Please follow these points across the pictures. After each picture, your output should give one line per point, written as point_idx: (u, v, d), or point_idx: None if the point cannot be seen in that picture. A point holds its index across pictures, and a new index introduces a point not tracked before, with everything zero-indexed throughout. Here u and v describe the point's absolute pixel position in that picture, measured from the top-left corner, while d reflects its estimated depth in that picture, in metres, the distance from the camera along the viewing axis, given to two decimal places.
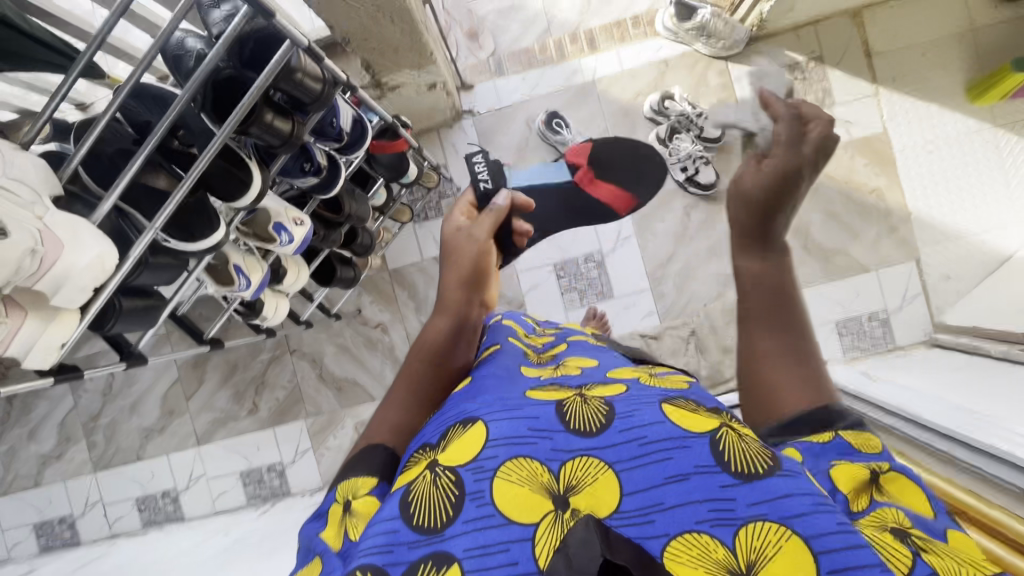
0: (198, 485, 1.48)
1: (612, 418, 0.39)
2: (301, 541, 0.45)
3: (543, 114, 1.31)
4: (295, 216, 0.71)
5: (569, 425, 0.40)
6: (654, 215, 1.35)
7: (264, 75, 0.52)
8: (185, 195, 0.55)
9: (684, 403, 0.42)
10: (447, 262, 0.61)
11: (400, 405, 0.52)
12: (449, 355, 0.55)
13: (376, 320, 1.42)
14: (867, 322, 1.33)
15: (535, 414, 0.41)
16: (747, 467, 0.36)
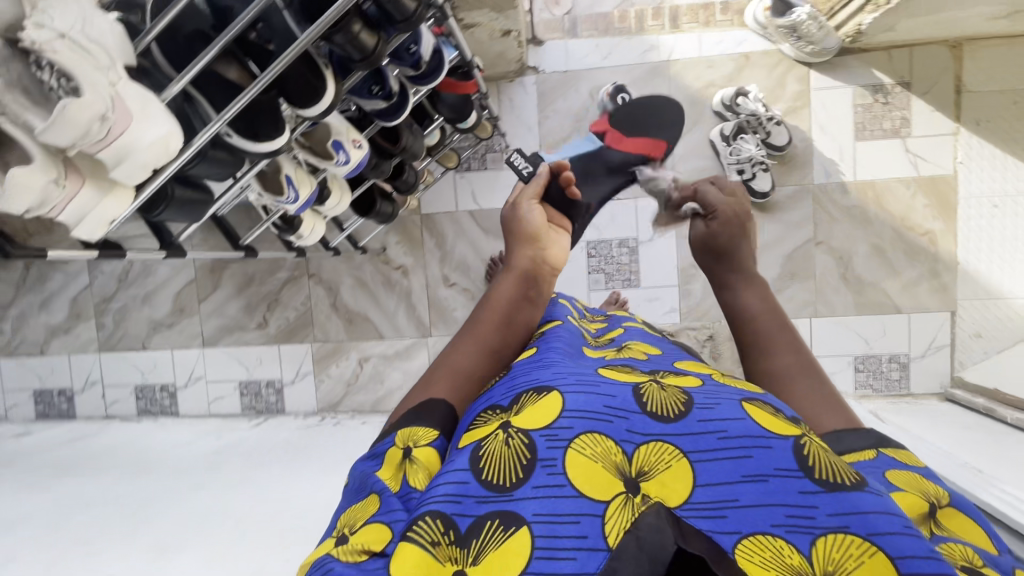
0: (197, 385, 1.51)
1: (691, 408, 0.41)
2: (354, 476, 0.48)
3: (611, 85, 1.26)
4: (355, 138, 0.70)
5: (646, 408, 0.41)
6: None
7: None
8: (261, 90, 0.53)
9: (765, 405, 0.42)
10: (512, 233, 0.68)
11: (462, 350, 0.56)
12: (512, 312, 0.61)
13: (399, 262, 1.41)
14: (886, 363, 1.31)
15: (612, 393, 0.43)
16: (833, 477, 0.36)
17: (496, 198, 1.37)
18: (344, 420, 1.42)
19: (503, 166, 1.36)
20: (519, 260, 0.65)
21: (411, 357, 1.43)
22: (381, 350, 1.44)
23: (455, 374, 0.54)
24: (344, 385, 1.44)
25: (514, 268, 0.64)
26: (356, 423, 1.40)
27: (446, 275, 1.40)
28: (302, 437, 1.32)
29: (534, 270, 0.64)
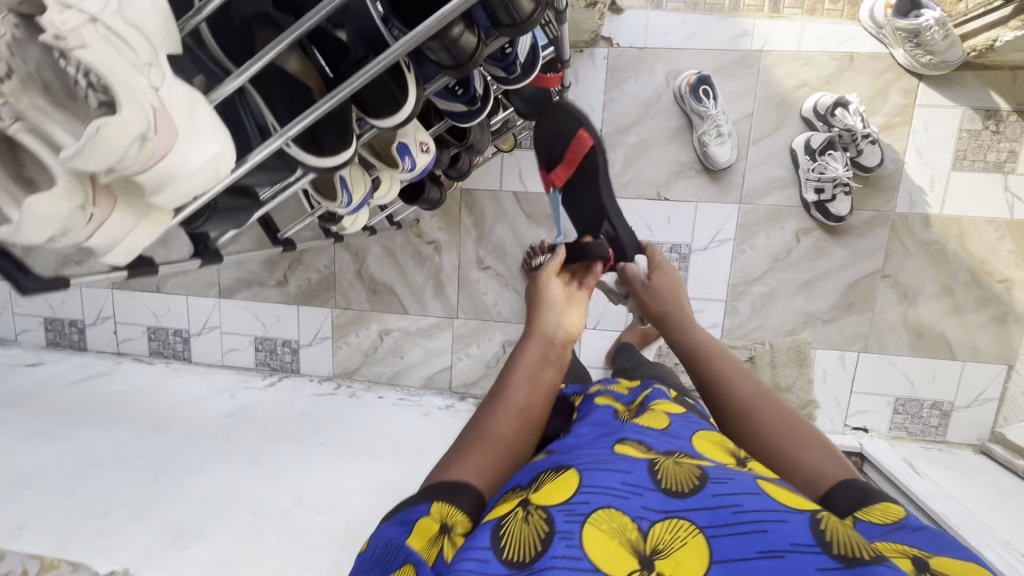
0: (211, 335, 1.46)
1: (704, 484, 0.43)
2: (377, 545, 0.43)
3: (694, 74, 1.12)
4: (422, 141, 0.60)
5: (660, 486, 0.43)
6: (761, 226, 1.22)
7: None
8: (335, 101, 0.43)
9: (777, 483, 0.44)
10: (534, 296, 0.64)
11: (491, 421, 0.50)
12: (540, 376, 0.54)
13: (432, 236, 1.32)
14: (927, 409, 1.26)
15: (627, 470, 0.44)
16: (847, 549, 0.35)
17: None
18: (360, 391, 1.39)
19: None
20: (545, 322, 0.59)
21: (433, 336, 1.38)
22: (404, 325, 1.38)
23: (483, 445, 0.49)
24: (362, 355, 1.40)
25: (538, 321, 0.58)
26: (373, 396, 1.37)
27: (481, 257, 1.32)
28: (318, 407, 1.30)
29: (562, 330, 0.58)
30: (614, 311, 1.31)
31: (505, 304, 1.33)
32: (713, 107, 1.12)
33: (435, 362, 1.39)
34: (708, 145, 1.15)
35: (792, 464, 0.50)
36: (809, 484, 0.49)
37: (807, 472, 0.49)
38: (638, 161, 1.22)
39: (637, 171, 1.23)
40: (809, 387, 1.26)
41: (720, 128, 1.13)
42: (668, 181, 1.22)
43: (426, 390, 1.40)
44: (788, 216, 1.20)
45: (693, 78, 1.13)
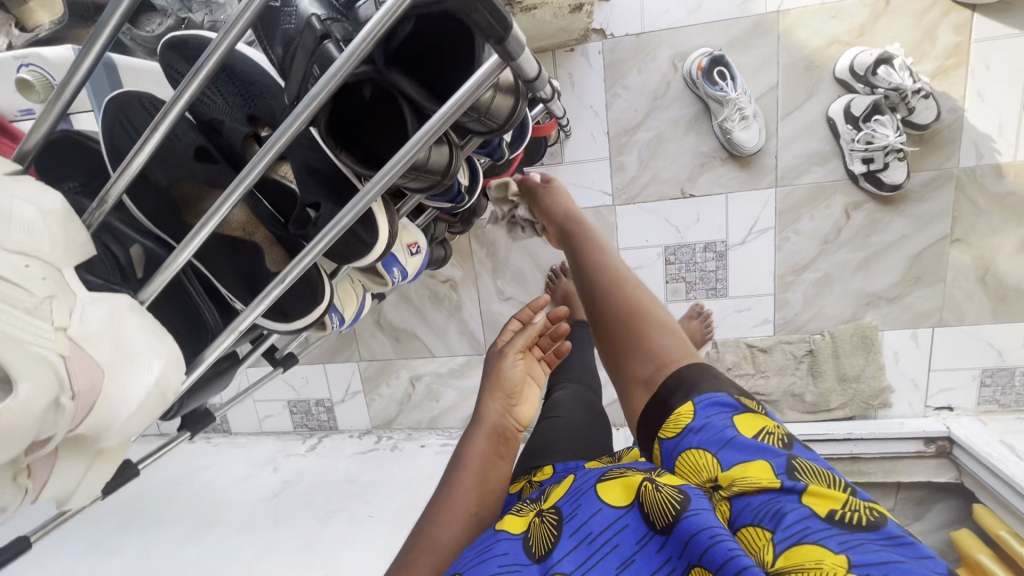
0: (245, 405, 1.44)
1: (562, 528, 0.45)
2: None
3: (708, 56, 0.99)
4: (411, 243, 0.52)
5: (534, 556, 0.44)
6: (804, 208, 1.09)
7: (441, 113, 0.29)
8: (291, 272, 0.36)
9: (613, 475, 0.49)
10: (494, 389, 0.69)
11: (441, 522, 0.58)
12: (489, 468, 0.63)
13: (446, 275, 1.25)
14: (1020, 377, 1.12)
15: (504, 550, 0.44)
16: (665, 514, 0.41)
17: None
18: (401, 441, 1.35)
19: (563, 159, 1.13)
20: (489, 414, 0.67)
21: (466, 376, 1.31)
22: (433, 368, 1.32)
23: (432, 549, 0.56)
24: (397, 405, 1.35)
25: (484, 422, 0.66)
26: (415, 446, 1.33)
27: (500, 288, 1.23)
28: (360, 469, 1.26)
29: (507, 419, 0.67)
30: None
31: None
32: (733, 92, 0.98)
33: (471, 401, 1.32)
34: (733, 133, 1.02)
35: (640, 346, 0.56)
36: (656, 362, 0.54)
37: (654, 354, 0.55)
38: (655, 159, 1.10)
39: (656, 171, 1.11)
40: (880, 373, 1.14)
41: (744, 112, 1.00)
42: (691, 176, 1.10)
43: None
44: (833, 191, 1.07)
45: (708, 61, 0.99)
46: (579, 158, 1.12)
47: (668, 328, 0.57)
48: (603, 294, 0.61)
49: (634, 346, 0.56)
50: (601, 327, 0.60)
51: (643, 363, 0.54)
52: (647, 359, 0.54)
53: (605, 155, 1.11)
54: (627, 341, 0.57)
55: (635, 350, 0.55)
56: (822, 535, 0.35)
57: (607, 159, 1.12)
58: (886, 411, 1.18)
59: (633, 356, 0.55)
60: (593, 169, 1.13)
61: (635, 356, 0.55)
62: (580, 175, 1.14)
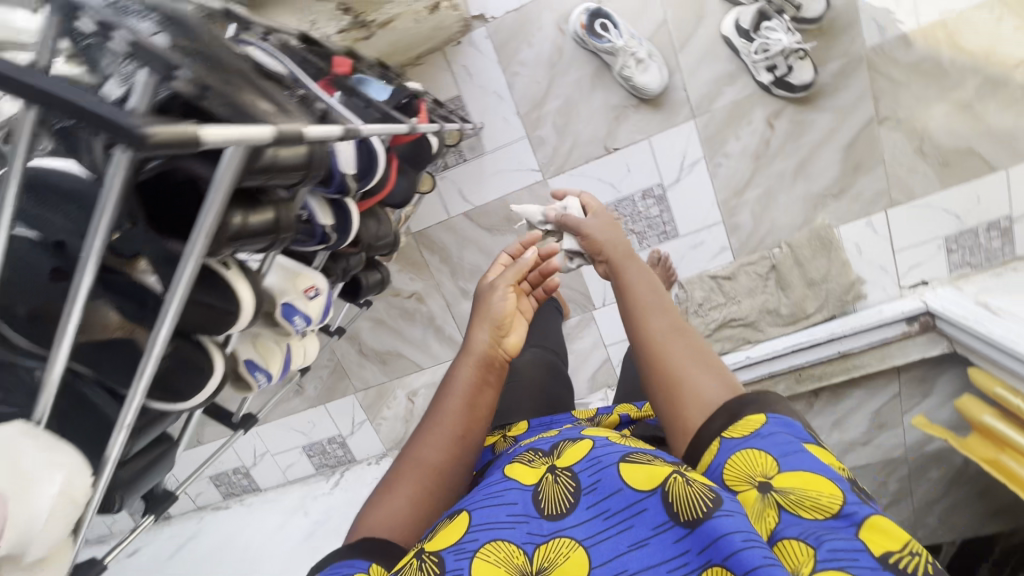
0: (265, 461, 1.50)
1: (579, 496, 0.45)
2: None
3: (584, 11, 0.99)
4: (307, 287, 0.55)
5: (543, 511, 0.46)
6: (728, 130, 1.08)
7: (211, 191, 0.30)
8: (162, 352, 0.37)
9: (640, 456, 0.46)
10: (482, 322, 0.70)
11: (427, 444, 0.61)
12: (478, 399, 0.65)
13: (409, 290, 1.27)
14: (985, 234, 1.11)
15: (514, 499, 0.47)
16: (689, 511, 0.40)
17: (488, 191, 1.16)
18: None
19: (484, 150, 1.13)
20: (475, 343, 0.68)
21: None
22: (425, 380, 1.35)
23: (418, 467, 0.59)
24: (403, 423, 1.39)
25: (473, 350, 0.68)
26: None
27: (464, 288, 1.25)
28: None
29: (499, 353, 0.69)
30: None
31: None
32: (618, 38, 0.98)
33: None
34: (635, 74, 1.01)
35: (685, 371, 0.51)
36: (703, 396, 0.49)
37: (703, 386, 0.50)
38: (570, 125, 1.10)
39: (574, 135, 1.11)
40: (847, 269, 1.14)
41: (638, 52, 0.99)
42: (610, 131, 1.10)
43: None
44: (751, 106, 1.06)
45: (587, 15, 0.99)
46: (498, 145, 1.13)
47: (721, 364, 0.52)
48: (655, 316, 0.57)
49: (685, 376, 0.51)
50: (650, 348, 0.55)
51: (691, 392, 0.50)
52: (698, 390, 0.49)
53: (522, 134, 1.11)
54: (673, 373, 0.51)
55: (683, 380, 0.51)
56: (864, 569, 0.36)
57: (525, 138, 1.12)
58: (864, 303, 1.18)
59: (679, 386, 0.50)
60: (515, 151, 1.13)
61: (689, 388, 0.50)
62: (505, 161, 1.14)
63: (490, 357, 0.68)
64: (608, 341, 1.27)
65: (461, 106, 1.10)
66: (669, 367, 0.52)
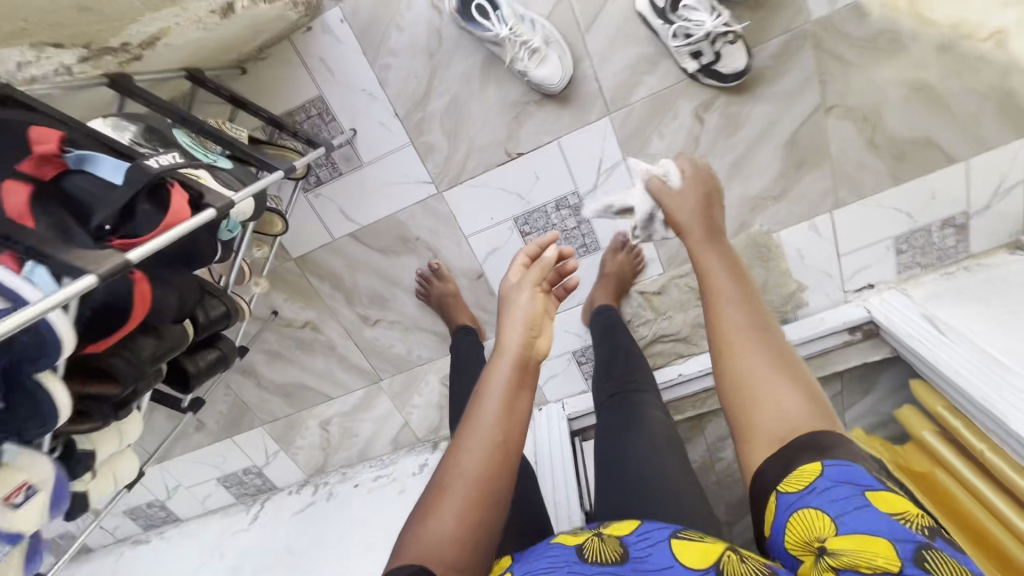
0: (180, 493, 1.39)
1: (626, 561, 0.45)
2: None
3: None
4: (9, 498, 0.44)
5: (588, 560, 0.45)
6: (649, 128, 0.90)
7: None
8: None
9: (689, 535, 0.47)
10: (515, 318, 0.64)
11: (466, 452, 0.56)
12: (515, 402, 0.59)
13: (302, 319, 1.11)
14: (937, 233, 0.99)
15: (561, 552, 0.46)
16: None
17: (375, 208, 0.98)
18: (336, 486, 1.29)
19: (362, 161, 0.93)
20: (508, 339, 0.63)
21: (372, 406, 1.22)
22: (337, 409, 1.23)
23: (456, 478, 0.55)
24: (319, 452, 1.29)
25: (507, 344, 0.63)
26: (349, 488, 1.27)
27: (364, 314, 1.10)
28: (299, 534, 1.22)
29: (534, 346, 0.63)
30: None
31: (419, 347, 1.14)
32: (503, 24, 0.78)
33: (389, 426, 1.25)
34: (532, 65, 0.81)
35: (762, 381, 0.53)
36: (780, 414, 0.50)
37: (780, 405, 0.51)
38: (462, 128, 0.90)
39: (469, 140, 0.91)
40: (786, 277, 1.02)
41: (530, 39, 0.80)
42: (510, 134, 0.91)
43: (398, 452, 1.29)
44: (675, 98, 0.87)
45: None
46: (378, 154, 0.93)
47: (803, 382, 0.53)
48: (745, 317, 0.58)
49: (764, 389, 0.52)
50: (733, 350, 0.57)
51: (774, 407, 0.51)
52: (779, 405, 0.51)
53: (406, 141, 0.91)
54: (747, 385, 0.54)
55: (764, 392, 0.52)
56: None
57: (410, 145, 0.92)
58: (804, 311, 1.07)
59: (757, 395, 0.53)
60: (400, 161, 0.93)
61: (778, 399, 0.51)
62: (389, 173, 0.94)
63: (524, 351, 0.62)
64: None
65: (325, 110, 0.89)
66: (754, 374, 0.54)
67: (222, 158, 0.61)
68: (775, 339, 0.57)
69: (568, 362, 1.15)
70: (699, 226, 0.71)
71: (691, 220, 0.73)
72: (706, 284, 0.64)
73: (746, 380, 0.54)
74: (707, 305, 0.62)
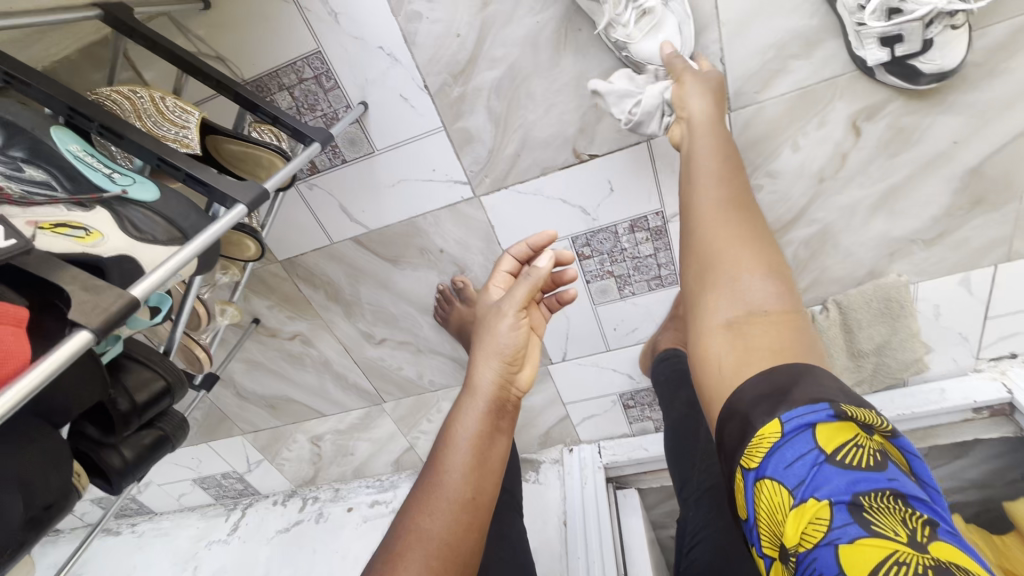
0: (152, 489, 1.24)
1: None
2: None
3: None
4: None
5: None
6: (779, 135, 0.63)
7: None
8: None
9: None
10: (486, 351, 0.57)
11: (427, 513, 0.49)
12: (489, 445, 0.53)
13: (290, 330, 0.89)
14: None
15: None
16: None
17: (388, 209, 0.73)
18: (327, 505, 1.13)
19: (374, 148, 0.68)
20: (480, 380, 0.56)
21: (371, 427, 1.03)
22: (330, 426, 1.04)
23: (415, 537, 0.48)
24: (309, 467, 1.11)
25: (478, 389, 0.55)
26: (341, 511, 1.11)
27: (366, 331, 0.88)
28: (281, 559, 1.07)
29: (510, 393, 0.57)
30: (580, 335, 0.85)
31: (432, 373, 0.92)
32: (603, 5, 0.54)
33: (390, 449, 1.07)
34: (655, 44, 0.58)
35: (734, 272, 0.46)
36: (740, 306, 0.45)
37: (746, 293, 0.45)
38: (515, 112, 0.64)
39: (523, 131, 0.65)
40: (910, 339, 0.79)
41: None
42: (582, 127, 0.64)
43: (399, 474, 1.11)
44: (832, 97, 0.60)
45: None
46: (396, 140, 0.67)
47: (775, 267, 0.46)
48: (719, 205, 0.50)
49: (738, 281, 0.46)
50: (703, 244, 0.49)
51: (747, 301, 0.44)
52: (749, 298, 0.44)
53: (437, 125, 0.65)
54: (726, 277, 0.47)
55: (730, 287, 0.46)
56: None
57: (442, 131, 0.66)
58: (919, 377, 0.85)
59: (720, 284, 0.47)
60: (425, 151, 0.68)
61: (750, 289, 0.45)
62: (409, 166, 0.69)
63: (499, 397, 0.55)
64: (566, 399, 0.95)
65: (325, 72, 0.62)
66: (730, 267, 0.47)
67: (140, 181, 0.37)
68: (757, 221, 0.50)
69: (612, 404, 0.94)
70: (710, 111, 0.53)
71: (699, 108, 0.53)
72: (694, 176, 0.53)
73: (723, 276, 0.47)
74: (682, 192, 0.54)
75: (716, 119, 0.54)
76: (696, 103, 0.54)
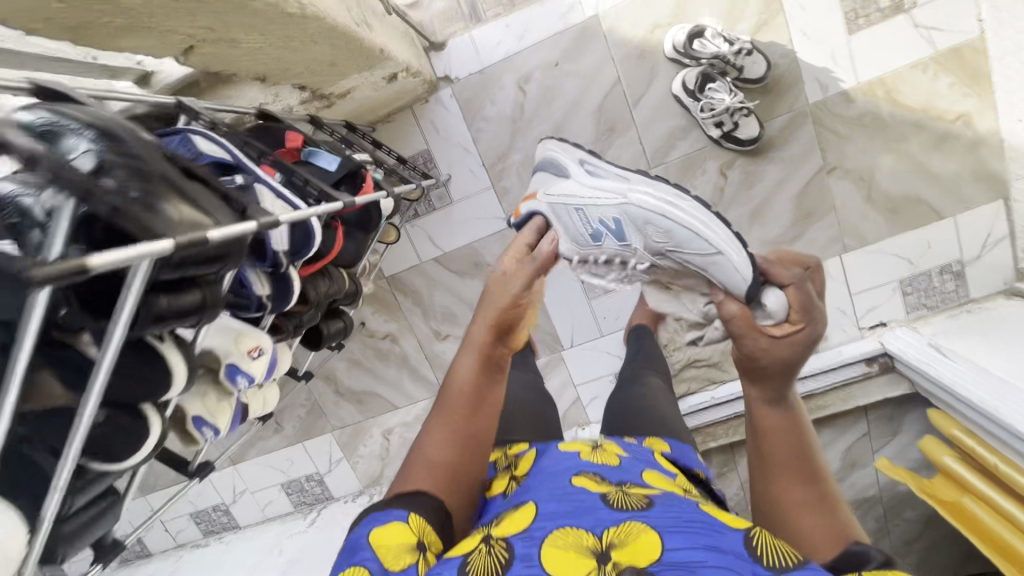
0: (245, 498, 1.52)
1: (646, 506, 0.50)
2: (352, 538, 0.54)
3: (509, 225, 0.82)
4: (251, 347, 0.59)
5: (611, 504, 0.50)
6: (683, 180, 1.13)
7: (122, 309, 0.38)
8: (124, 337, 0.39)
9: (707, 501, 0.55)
10: (488, 307, 0.66)
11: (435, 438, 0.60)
12: (484, 390, 0.63)
13: (383, 331, 1.31)
14: (937, 277, 1.14)
15: (582, 497, 0.52)
16: (776, 559, 0.45)
17: (457, 237, 1.21)
18: None
19: (452, 200, 1.19)
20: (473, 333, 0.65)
21: None
22: (400, 419, 1.38)
23: (424, 463, 0.59)
24: (378, 461, 1.41)
25: (471, 342, 0.64)
26: None
27: (436, 329, 1.29)
28: None
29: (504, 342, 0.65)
30: (581, 323, 1.26)
31: None
32: (628, 268, 0.74)
33: None
34: (709, 284, 0.70)
35: (801, 518, 0.56)
36: (807, 540, 0.54)
37: (809, 533, 0.54)
38: None
39: None
40: None
41: (656, 251, 0.70)
42: None
43: None
44: (705, 157, 1.11)
45: (522, 204, 0.80)
46: (465, 194, 1.18)
47: (834, 517, 0.56)
48: (796, 445, 0.62)
49: (797, 518, 0.56)
50: (778, 481, 0.60)
51: (806, 534, 0.54)
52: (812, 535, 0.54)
53: (488, 185, 1.17)
54: (783, 513, 0.58)
55: (791, 520, 0.56)
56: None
57: (491, 188, 1.17)
58: (823, 344, 1.20)
59: (783, 513, 0.57)
60: (481, 200, 1.18)
61: (808, 524, 0.55)
62: (472, 210, 1.19)
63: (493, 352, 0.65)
64: (576, 381, 1.30)
65: (429, 159, 1.16)
66: (802, 496, 0.58)
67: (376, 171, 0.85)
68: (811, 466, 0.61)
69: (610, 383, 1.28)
70: (799, 345, 0.63)
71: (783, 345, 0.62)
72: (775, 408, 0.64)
73: (784, 511, 0.58)
74: (761, 420, 0.64)
75: (797, 364, 0.64)
76: (782, 352, 0.62)
